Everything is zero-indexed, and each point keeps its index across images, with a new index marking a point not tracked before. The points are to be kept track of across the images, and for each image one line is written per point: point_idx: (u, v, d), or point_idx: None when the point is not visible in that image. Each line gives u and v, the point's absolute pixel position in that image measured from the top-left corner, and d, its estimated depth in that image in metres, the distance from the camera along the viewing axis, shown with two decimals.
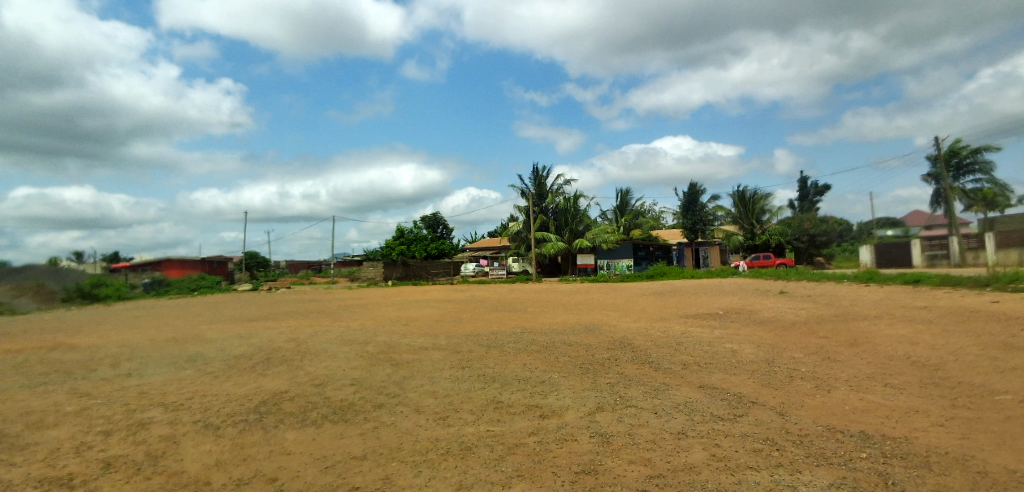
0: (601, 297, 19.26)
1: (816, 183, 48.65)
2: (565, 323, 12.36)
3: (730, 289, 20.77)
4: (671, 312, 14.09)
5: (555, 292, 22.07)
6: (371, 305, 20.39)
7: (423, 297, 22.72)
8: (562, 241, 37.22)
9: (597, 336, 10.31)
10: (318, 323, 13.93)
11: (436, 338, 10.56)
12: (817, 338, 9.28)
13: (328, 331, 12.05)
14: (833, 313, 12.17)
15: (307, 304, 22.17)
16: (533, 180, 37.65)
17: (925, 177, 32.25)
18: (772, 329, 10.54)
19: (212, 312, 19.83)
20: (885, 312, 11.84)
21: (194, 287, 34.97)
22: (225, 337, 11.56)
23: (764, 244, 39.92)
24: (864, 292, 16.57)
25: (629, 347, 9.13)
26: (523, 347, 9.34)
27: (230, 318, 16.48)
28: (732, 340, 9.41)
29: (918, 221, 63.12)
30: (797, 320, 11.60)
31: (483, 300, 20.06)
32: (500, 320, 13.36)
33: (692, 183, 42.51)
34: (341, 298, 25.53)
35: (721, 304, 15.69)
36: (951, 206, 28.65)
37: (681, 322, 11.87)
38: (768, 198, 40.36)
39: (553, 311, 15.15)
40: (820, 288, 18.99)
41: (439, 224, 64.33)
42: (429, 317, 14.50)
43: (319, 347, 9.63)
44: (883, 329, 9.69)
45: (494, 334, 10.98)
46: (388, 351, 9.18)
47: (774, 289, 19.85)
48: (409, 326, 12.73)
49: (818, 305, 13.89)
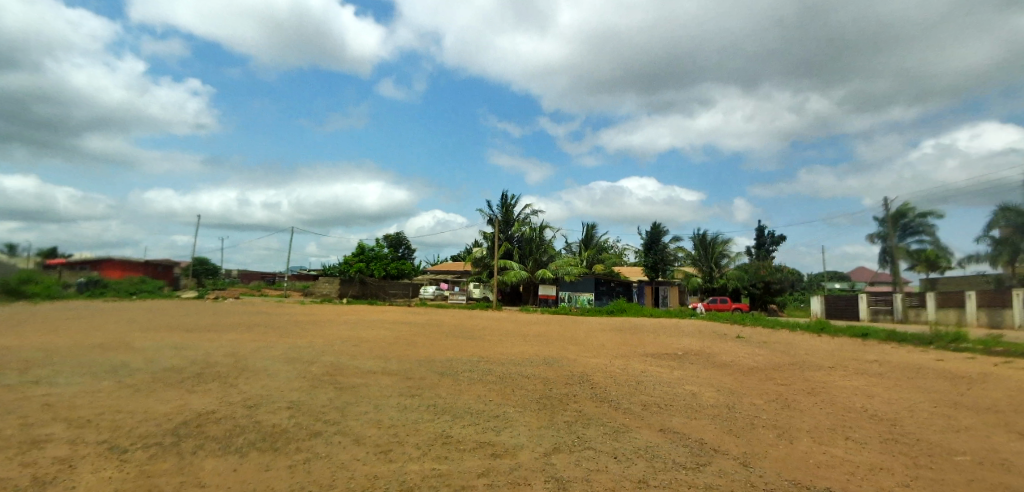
0: (561, 330, 18.97)
1: (772, 232, 50.39)
2: (523, 354, 11.97)
3: (688, 330, 20.90)
4: (630, 350, 13.95)
5: (515, 322, 21.71)
6: (323, 322, 19.49)
7: (378, 318, 21.96)
8: (525, 270, 37.06)
9: (556, 370, 9.99)
10: (262, 338, 13.09)
11: (387, 361, 10.00)
12: (775, 385, 9.22)
13: (273, 347, 11.29)
14: (788, 361, 12.26)
15: (255, 317, 21.05)
16: (500, 207, 37.59)
17: (870, 235, 33.91)
18: (731, 374, 10.46)
19: (149, 318, 18.50)
20: (839, 363, 11.96)
21: (134, 291, 32.84)
22: (157, 346, 10.63)
23: (721, 287, 41.22)
24: (816, 342, 16.91)
25: (589, 383, 8.83)
26: (478, 378, 8.92)
27: (167, 327, 15.37)
28: (692, 382, 9.26)
29: (864, 277, 65.97)
30: (754, 365, 11.60)
31: (441, 324, 19.52)
32: (457, 347, 12.86)
33: (655, 224, 43.32)
34: (292, 312, 24.41)
35: (680, 345, 15.65)
36: (896, 264, 30.10)
37: (640, 361, 11.70)
38: (727, 243, 41.79)
39: (512, 341, 14.75)
40: (775, 335, 19.30)
41: (402, 245, 63.31)
42: (382, 339, 13.85)
43: (259, 364, 8.94)
44: (838, 380, 9.75)
45: (449, 361, 10.51)
46: (334, 373, 8.60)
47: (731, 333, 20.07)
48: (360, 347, 12.07)
49: (774, 352, 14.02)
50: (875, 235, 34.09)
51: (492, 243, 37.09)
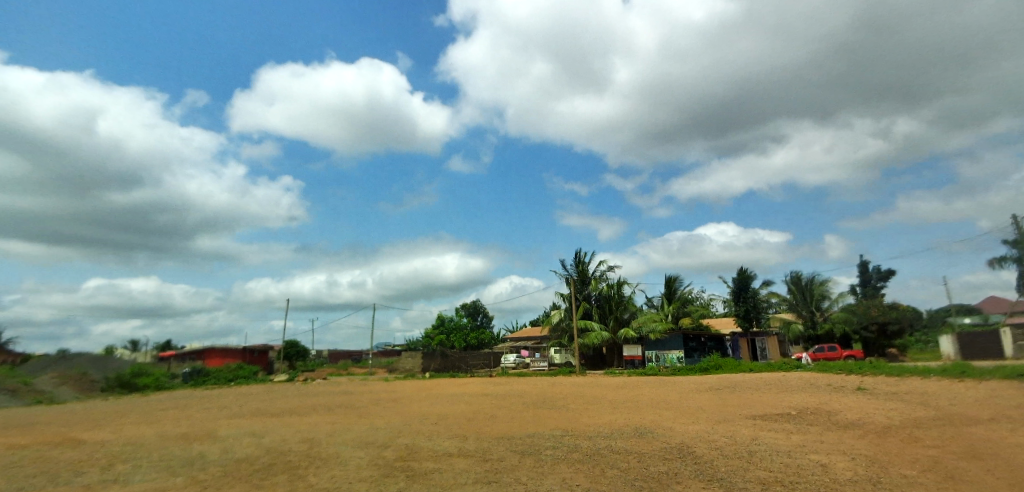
0: (652, 394, 17.41)
1: (878, 267, 45.65)
2: (611, 424, 10.81)
3: (799, 384, 18.49)
4: (733, 411, 12.32)
5: (601, 386, 20.37)
6: (404, 398, 19.22)
7: (459, 390, 21.42)
8: (606, 330, 35.47)
9: (650, 442, 8.82)
10: (341, 420, 12.89)
11: (463, 441, 9.30)
12: (925, 447, 7.51)
13: (349, 430, 11.00)
14: (934, 415, 10.18)
15: (339, 397, 21.24)
16: (574, 267, 36.86)
17: (997, 261, 29.63)
18: (862, 435, 8.76)
19: (241, 404, 19.10)
20: (1001, 414, 9.73)
21: (231, 378, 34.60)
22: (239, 435, 10.70)
23: (827, 333, 37.21)
24: (962, 388, 14.22)
25: (691, 457, 7.63)
26: (562, 456, 7.97)
27: (255, 412, 15.68)
28: (818, 450, 7.76)
29: (999, 308, 57.71)
30: (890, 423, 9.69)
31: (523, 394, 18.61)
32: (539, 419, 11.96)
33: (740, 270, 40.56)
34: (375, 389, 24.50)
35: (791, 402, 13.70)
36: None
37: (748, 425, 10.19)
38: (826, 283, 38.16)
39: (599, 409, 13.60)
40: (905, 384, 16.56)
41: (479, 312, 63.63)
42: (461, 415, 13.22)
43: (331, 451, 8.57)
44: (1009, 436, 7.80)
45: (530, 436, 9.63)
46: (406, 457, 8.02)
47: (851, 385, 17.52)
48: (437, 425, 11.47)
49: (912, 404, 11.82)
50: (1003, 259, 29.71)
51: (569, 304, 36.10)
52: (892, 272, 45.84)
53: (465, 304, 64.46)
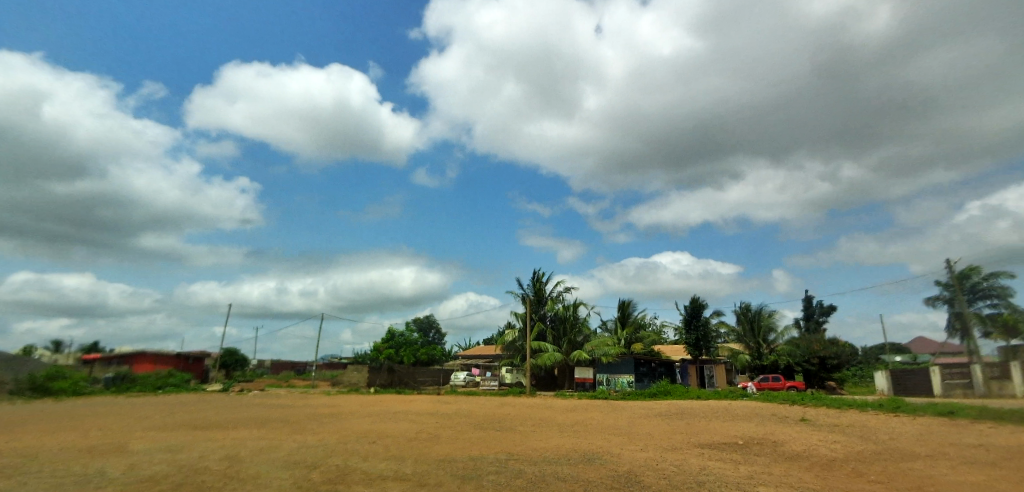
0: (601, 418, 17.14)
1: (821, 302, 47.55)
2: (558, 449, 10.43)
3: (745, 413, 18.68)
4: (681, 439, 12.17)
5: (551, 409, 20.00)
6: (345, 414, 18.27)
7: (405, 408, 20.60)
8: (559, 352, 35.27)
9: (597, 469, 8.49)
10: (272, 436, 11.99)
11: (401, 463, 8.69)
12: (868, 483, 7.47)
13: (277, 448, 10.16)
14: (874, 450, 10.30)
15: (275, 410, 20.00)
16: (531, 286, 36.66)
17: (931, 300, 31.34)
18: (806, 468, 8.72)
19: (164, 415, 17.67)
20: (938, 451, 9.89)
21: (160, 385, 32.31)
22: (152, 449, 9.69)
23: (771, 365, 38.22)
24: (898, 424, 14.60)
25: (638, 487, 7.34)
26: (505, 483, 7.49)
27: (178, 424, 14.47)
28: (766, 483, 7.61)
29: (927, 348, 61.12)
30: (833, 456, 9.71)
31: (470, 414, 18.01)
32: (483, 441, 11.43)
33: (692, 299, 41.35)
34: (315, 404, 23.28)
35: (738, 431, 13.71)
36: (970, 333, 27.24)
37: (695, 454, 10.02)
38: (773, 316, 39.46)
39: (546, 432, 13.18)
40: (845, 417, 16.92)
41: (432, 328, 62.46)
42: (402, 434, 12.52)
43: (253, 472, 7.78)
44: (948, 474, 7.85)
45: (473, 460, 9.13)
46: (336, 480, 7.39)
47: (794, 416, 17.79)
48: (375, 445, 10.77)
49: (852, 438, 11.98)
50: (936, 299, 31.40)
51: (524, 324, 35.79)
52: (833, 308, 47.81)
53: (418, 319, 63.10)
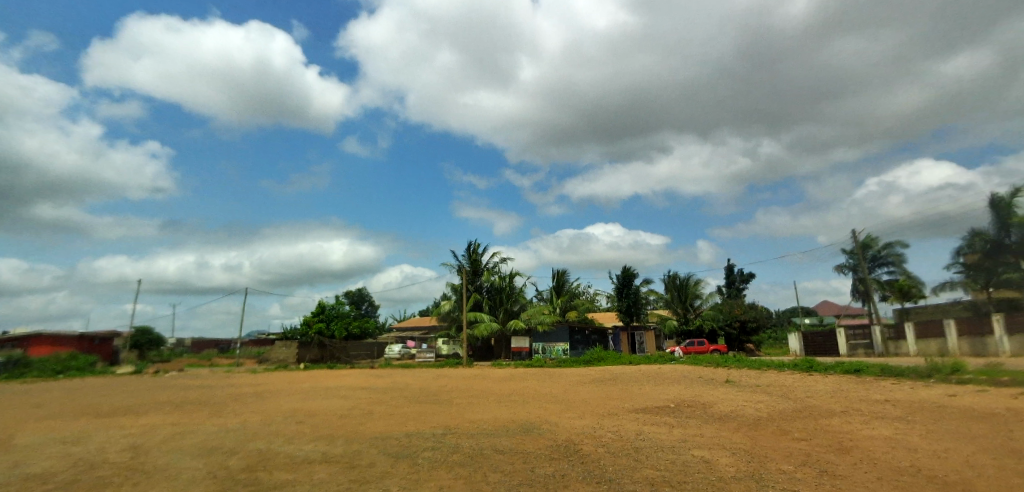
0: (538, 386, 17.24)
1: (741, 271, 50.53)
2: (495, 420, 10.26)
3: (674, 377, 19.46)
4: (617, 405, 12.37)
5: (488, 379, 19.91)
6: (271, 393, 17.28)
7: (336, 383, 19.80)
8: (496, 322, 35.33)
9: (536, 440, 8.38)
10: (188, 420, 11.03)
11: (330, 444, 8.16)
12: (793, 440, 7.81)
13: (192, 434, 9.30)
14: (795, 408, 10.89)
15: (192, 392, 18.59)
16: (467, 257, 36.19)
17: (839, 267, 34.06)
18: (736, 429, 9.05)
19: (62, 402, 15.93)
20: (850, 407, 10.62)
21: (60, 369, 29.35)
22: (40, 443, 8.55)
23: (697, 330, 40.30)
24: (812, 382, 15.69)
25: (578, 456, 7.27)
26: (441, 459, 7.18)
27: (77, 412, 13.03)
28: (699, 445, 7.76)
29: (832, 311, 66.94)
30: (759, 416, 10.18)
31: (406, 387, 17.57)
32: (419, 415, 11.09)
33: (624, 268, 42.56)
34: (238, 383, 21.93)
35: (669, 395, 14.18)
36: (870, 297, 29.87)
37: (631, 419, 10.19)
38: (700, 284, 41.42)
39: (484, 403, 13.03)
40: (765, 377, 18.01)
41: (364, 301, 60.89)
42: (333, 412, 11.93)
43: (159, 462, 6.98)
44: (863, 429, 8.37)
45: (409, 436, 8.78)
46: (259, 466, 6.78)
47: (719, 378, 18.74)
48: (302, 425, 10.13)
49: (774, 397, 12.68)
50: (843, 267, 34.12)
51: (460, 296, 35.41)
52: (751, 276, 50.98)
53: (350, 291, 61.19)
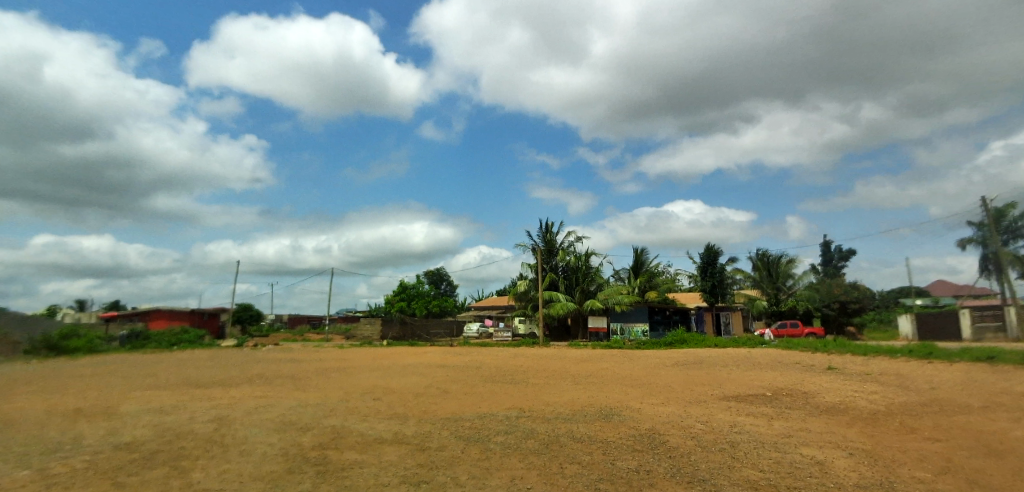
0: (616, 368, 16.46)
1: (840, 248, 46.17)
2: (572, 404, 9.71)
3: (767, 362, 17.89)
4: (705, 391, 11.37)
5: (564, 360, 19.38)
6: (353, 369, 17.80)
7: (414, 361, 20.11)
8: (572, 301, 34.64)
9: (616, 427, 7.74)
10: (274, 394, 11.44)
11: (401, 424, 8.00)
12: (926, 441, 6.59)
13: (274, 407, 9.55)
14: (920, 401, 9.38)
15: (282, 366, 19.62)
16: (541, 236, 35.64)
17: (960, 241, 30.01)
18: (848, 424, 7.87)
19: (171, 372, 17.34)
20: (991, 401, 9.01)
21: (174, 342, 32.43)
22: (140, 412, 9.13)
23: (789, 311, 37.35)
24: (935, 371, 13.71)
25: (663, 449, 6.54)
26: (514, 445, 6.73)
27: (181, 383, 14.05)
28: (808, 442, 6.75)
29: (948, 291, 59.91)
30: (876, 409, 8.85)
31: (481, 366, 17.44)
32: (493, 396, 10.76)
33: (708, 246, 40.30)
34: (325, 358, 22.94)
35: (764, 382, 12.88)
36: (1004, 273, 25.94)
37: (722, 408, 9.24)
38: (792, 262, 38.30)
39: (560, 385, 12.51)
40: (876, 365, 16.06)
41: (443, 280, 62.36)
42: (409, 389, 11.94)
43: (237, 436, 7.12)
44: (1014, 429, 6.93)
45: (481, 418, 8.45)
46: (330, 444, 6.67)
47: (820, 364, 16.95)
48: (377, 403, 10.12)
49: (890, 387, 11.11)
50: (966, 241, 30.03)
51: (534, 275, 35.02)
52: (853, 252, 46.40)
53: (429, 271, 62.86)
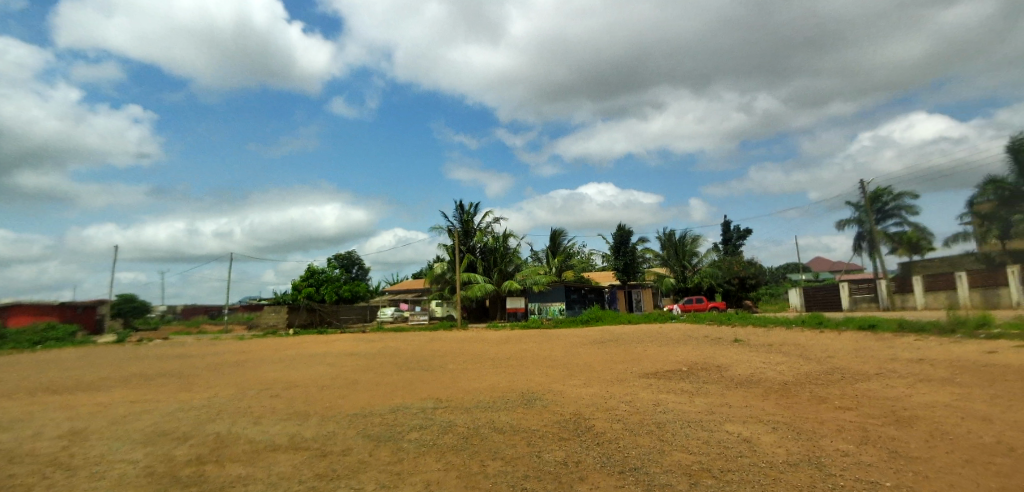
0: (535, 349, 16.27)
1: (738, 227, 49.56)
2: (492, 390, 9.20)
3: (678, 336, 18.54)
4: (625, 369, 11.33)
5: (483, 342, 18.95)
6: (252, 362, 16.18)
7: (323, 350, 18.72)
8: (491, 283, 34.29)
9: (540, 414, 7.31)
10: (150, 397, 9.88)
11: (301, 425, 7.04)
12: (838, 410, 6.77)
13: (147, 413, 8.15)
14: (822, 370, 9.86)
15: (169, 362, 17.45)
16: (459, 217, 34.76)
17: (840, 222, 33.15)
18: (764, 396, 8.00)
19: (26, 376, 14.77)
20: (883, 367, 9.63)
21: (36, 340, 28.14)
22: None
23: (695, 287, 39.59)
24: (826, 340, 14.77)
25: (591, 435, 6.18)
26: (430, 442, 6.05)
27: (34, 388, 11.88)
28: (731, 418, 6.69)
29: (825, 267, 66.92)
30: (785, 380, 9.16)
31: (396, 352, 16.52)
32: (407, 386, 9.99)
33: (620, 226, 41.54)
34: (221, 351, 20.82)
35: (678, 356, 13.18)
36: (877, 249, 28.92)
37: (643, 386, 9.15)
38: (697, 241, 40.47)
39: (479, 369, 11.99)
40: (775, 335, 17.12)
41: (354, 264, 59.73)
42: (314, 383, 10.85)
43: (91, 455, 5.84)
44: (909, 394, 7.34)
45: (393, 412, 7.71)
46: (209, 457, 5.62)
47: (727, 337, 17.77)
48: (276, 400, 9.02)
49: (792, 358, 11.70)
50: (845, 222, 33.22)
51: (452, 257, 34.16)
52: (749, 231, 50.03)
53: (340, 254, 59.92)
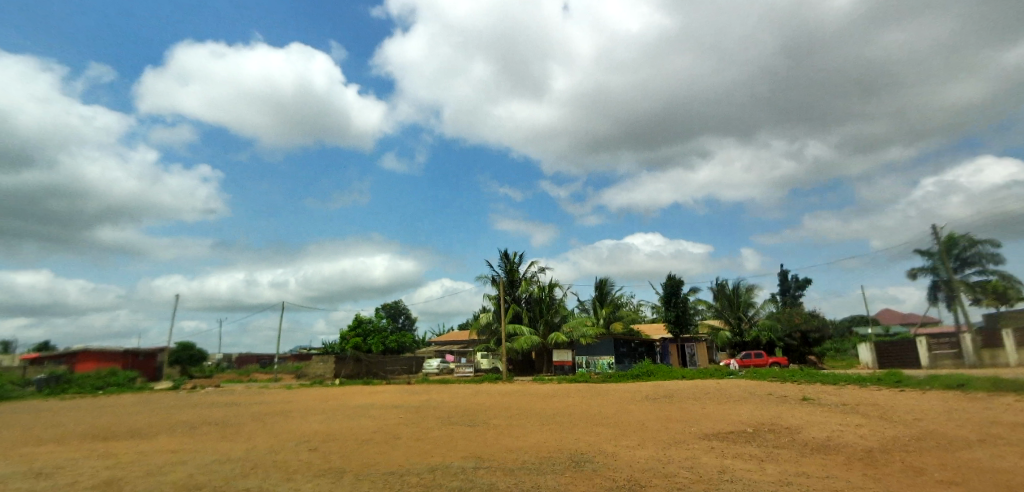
0: (584, 405, 15.41)
1: (797, 276, 47.06)
2: (536, 450, 8.56)
3: (738, 394, 17.17)
4: (682, 429, 10.41)
5: (528, 397, 18.18)
6: (296, 412, 16.08)
7: (366, 401, 18.46)
8: (536, 334, 33.52)
9: (591, 479, 6.62)
10: (191, 446, 9.79)
11: (333, 482, 6.65)
12: (941, 484, 5.79)
13: (184, 464, 7.99)
14: (912, 435, 8.67)
15: (217, 411, 17.59)
16: (504, 267, 34.60)
17: (911, 271, 30.77)
18: (848, 465, 7.01)
19: (83, 421, 15.18)
20: (986, 433, 8.38)
21: (99, 386, 29.33)
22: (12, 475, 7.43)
23: (753, 340, 37.32)
24: (910, 401, 13.23)
25: None
26: None
27: (87, 434, 12.11)
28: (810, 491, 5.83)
29: (896, 319, 62.14)
30: (870, 446, 8.08)
31: (439, 406, 16.03)
32: (448, 442, 9.48)
33: (670, 276, 40.21)
34: (267, 400, 20.91)
35: (741, 416, 12.06)
36: (957, 300, 26.45)
37: (704, 450, 8.28)
38: (752, 291, 38.51)
39: (524, 426, 11.33)
40: (849, 395, 15.54)
41: (400, 314, 60.25)
42: (353, 436, 10.50)
43: None
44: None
45: (431, 472, 7.19)
46: None
47: (793, 395, 16.30)
48: (313, 454, 8.72)
49: (874, 420, 10.44)
50: (917, 270, 30.81)
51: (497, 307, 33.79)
52: (808, 281, 47.36)
53: (387, 304, 60.73)
